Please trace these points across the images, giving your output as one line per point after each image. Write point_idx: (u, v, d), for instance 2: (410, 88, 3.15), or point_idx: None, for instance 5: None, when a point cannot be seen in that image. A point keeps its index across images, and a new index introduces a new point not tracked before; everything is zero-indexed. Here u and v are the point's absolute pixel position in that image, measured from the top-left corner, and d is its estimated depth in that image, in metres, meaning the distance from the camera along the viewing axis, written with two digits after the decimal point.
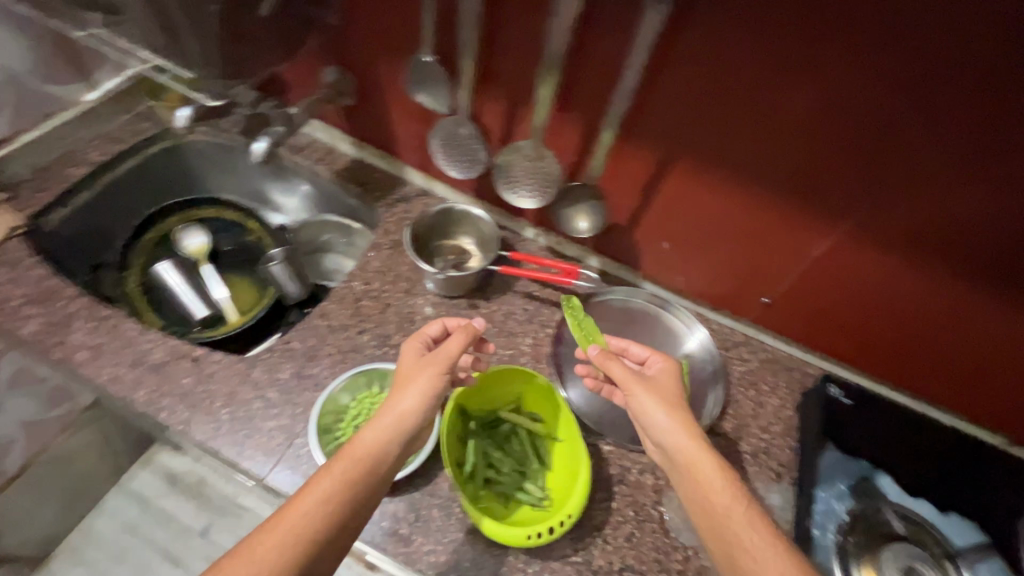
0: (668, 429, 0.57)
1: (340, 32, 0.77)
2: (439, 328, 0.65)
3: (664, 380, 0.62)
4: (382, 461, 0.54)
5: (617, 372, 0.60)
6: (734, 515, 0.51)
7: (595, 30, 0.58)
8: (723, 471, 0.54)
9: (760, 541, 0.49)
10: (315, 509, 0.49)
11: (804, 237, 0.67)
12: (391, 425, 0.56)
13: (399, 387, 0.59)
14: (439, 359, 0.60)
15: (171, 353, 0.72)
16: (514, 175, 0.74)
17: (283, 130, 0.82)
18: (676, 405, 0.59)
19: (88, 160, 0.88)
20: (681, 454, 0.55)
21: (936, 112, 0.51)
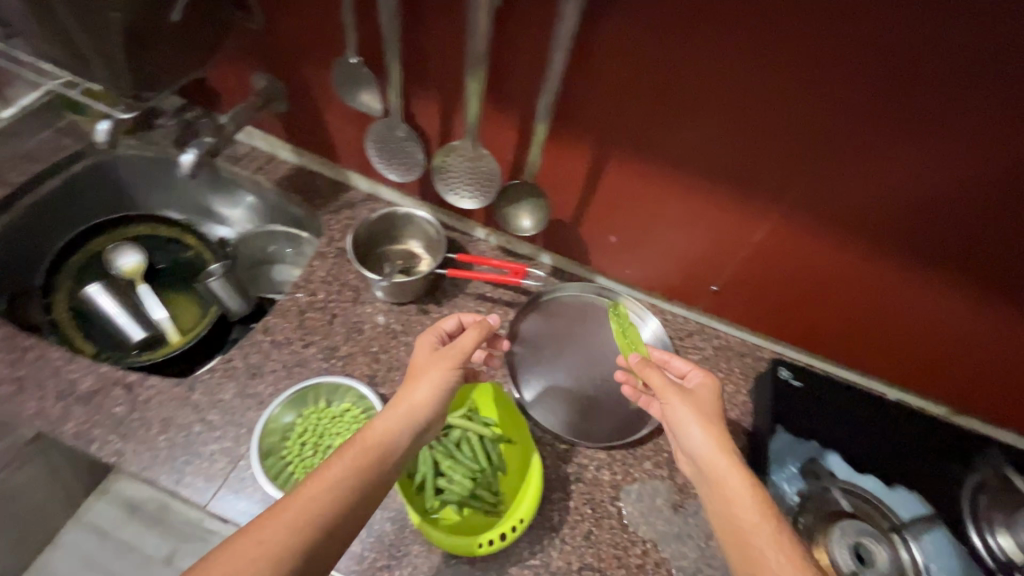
0: (702, 443, 0.55)
1: (265, 36, 0.74)
2: (454, 323, 0.66)
3: (704, 394, 0.60)
4: (394, 451, 0.53)
5: (657, 381, 0.60)
6: (762, 534, 0.49)
7: (517, 25, 0.57)
8: (757, 490, 0.52)
9: (783, 560, 0.47)
10: (324, 494, 0.47)
11: (745, 224, 0.68)
12: (403, 414, 0.55)
13: (412, 377, 0.59)
14: (452, 354, 0.60)
15: (101, 381, 0.69)
16: (450, 174, 0.73)
17: (213, 141, 0.78)
18: (714, 420, 0.57)
19: (6, 182, 0.84)
20: (712, 467, 0.54)
21: (861, 97, 0.52)
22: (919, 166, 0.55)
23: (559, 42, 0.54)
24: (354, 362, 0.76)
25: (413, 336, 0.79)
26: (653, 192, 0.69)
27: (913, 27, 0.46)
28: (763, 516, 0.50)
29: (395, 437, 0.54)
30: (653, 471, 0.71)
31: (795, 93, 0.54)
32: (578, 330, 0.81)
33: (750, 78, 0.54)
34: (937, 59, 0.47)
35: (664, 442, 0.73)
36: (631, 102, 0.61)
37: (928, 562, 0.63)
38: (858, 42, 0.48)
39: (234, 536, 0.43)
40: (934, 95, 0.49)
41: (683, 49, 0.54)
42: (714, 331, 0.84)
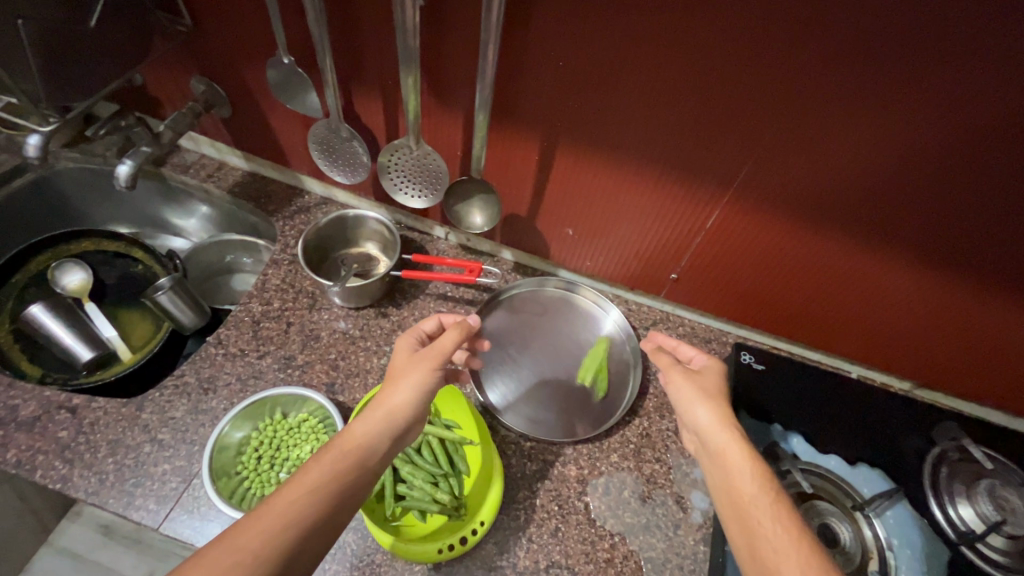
0: (708, 421, 0.54)
1: (197, 40, 0.71)
2: (434, 323, 0.64)
3: (710, 376, 0.59)
4: (373, 458, 0.50)
5: (664, 362, 0.61)
6: (766, 507, 0.47)
7: (448, 16, 0.55)
8: (761, 466, 0.50)
9: (780, 530, 0.45)
10: (304, 500, 0.44)
11: (696, 213, 0.68)
12: (381, 418, 0.52)
13: (390, 381, 0.55)
14: (433, 353, 0.57)
15: (44, 406, 0.66)
16: (395, 171, 0.72)
17: (151, 150, 0.75)
18: (719, 399, 0.56)
19: None
20: (716, 442, 0.53)
21: (798, 82, 0.51)
22: (868, 149, 0.54)
23: (488, 33, 0.52)
24: (311, 370, 0.74)
25: (373, 341, 0.77)
26: (607, 184, 0.69)
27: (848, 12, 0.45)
28: (766, 489, 0.49)
29: (376, 442, 0.51)
30: (620, 463, 0.70)
31: (738, 81, 0.53)
32: (540, 324, 0.81)
33: (694, 65, 0.53)
34: (879, 41, 0.46)
35: (630, 433, 0.73)
36: (573, 93, 0.59)
37: (890, 537, 0.63)
38: (798, 27, 0.47)
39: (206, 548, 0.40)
40: (876, 79, 0.49)
41: (623, 38, 0.53)
42: (679, 318, 0.85)
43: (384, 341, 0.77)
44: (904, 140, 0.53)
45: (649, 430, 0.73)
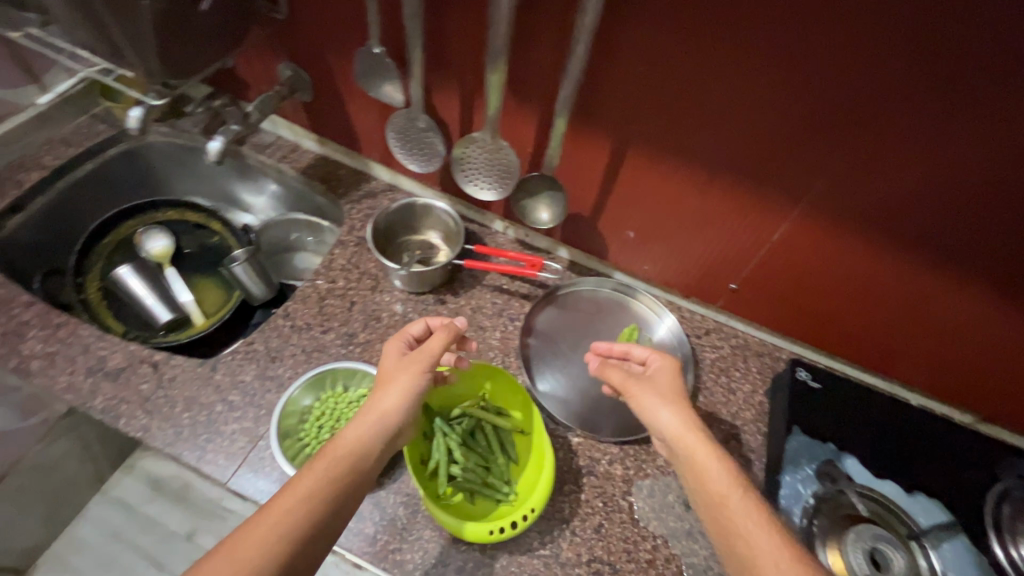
0: (673, 423, 0.57)
1: (291, 27, 0.75)
2: (422, 327, 0.64)
3: (666, 378, 0.60)
4: (367, 459, 0.53)
5: (617, 378, 0.61)
6: (745, 507, 0.50)
7: (540, 17, 0.57)
8: (732, 467, 0.53)
9: (756, 524, 0.49)
10: (301, 506, 0.47)
11: (763, 225, 0.67)
12: (375, 420, 0.55)
13: (381, 385, 0.58)
14: (421, 358, 0.59)
15: (129, 359, 0.71)
16: (470, 166, 0.74)
17: (239, 129, 0.80)
18: (678, 399, 0.59)
19: (42, 165, 0.88)
20: (684, 442, 0.55)
21: (883, 96, 0.51)
22: (953, 170, 0.53)
23: (580, 35, 0.53)
24: (371, 348, 0.77)
25: None
26: (673, 189, 0.69)
27: (947, 27, 0.45)
28: (742, 491, 0.51)
29: (369, 444, 0.54)
30: (665, 468, 0.71)
31: (823, 91, 0.52)
32: (594, 323, 0.82)
33: (778, 74, 0.53)
34: (977, 58, 0.45)
35: None
36: (650, 98, 0.60)
37: (947, 570, 0.61)
38: (891, 40, 0.47)
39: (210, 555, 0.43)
40: (969, 97, 0.48)
41: (709, 44, 0.53)
42: (732, 329, 0.84)
43: None
44: (993, 161, 0.51)
45: None
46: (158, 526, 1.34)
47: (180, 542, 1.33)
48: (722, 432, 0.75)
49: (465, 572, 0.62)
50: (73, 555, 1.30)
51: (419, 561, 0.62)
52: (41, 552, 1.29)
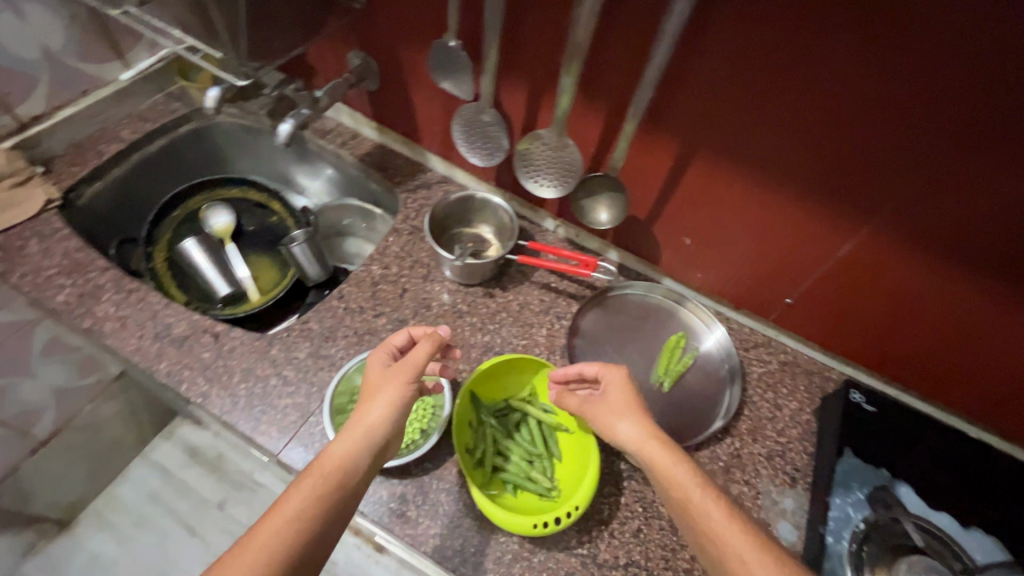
0: (632, 435, 0.57)
1: (367, 18, 0.77)
2: (404, 337, 0.64)
3: (618, 391, 0.60)
4: (354, 472, 0.53)
5: (575, 406, 0.64)
6: (707, 508, 0.51)
7: (622, 19, 0.57)
8: (693, 469, 0.54)
9: (730, 525, 0.50)
10: (287, 528, 0.48)
11: (827, 240, 0.66)
12: (361, 433, 0.55)
13: (366, 399, 0.58)
14: (405, 368, 0.59)
15: (192, 327, 0.74)
16: (533, 162, 0.74)
17: (308, 112, 0.82)
18: (636, 409, 0.59)
19: (120, 138, 0.92)
20: (644, 450, 0.56)
21: (969, 114, 0.49)
22: None
23: (663, 39, 0.54)
24: None
25: (478, 317, 0.81)
26: (735, 199, 0.68)
27: None
28: (705, 494, 0.52)
29: (356, 457, 0.54)
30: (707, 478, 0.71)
31: (908, 106, 0.51)
32: (641, 328, 0.82)
33: (860, 86, 0.52)
34: None
35: (720, 451, 0.73)
36: (723, 104, 0.59)
37: None
38: (985, 57, 0.45)
39: None
40: None
41: (790, 53, 0.52)
42: (781, 345, 0.83)
43: (488, 320, 0.81)
44: None
45: (739, 452, 0.73)
46: (192, 492, 1.37)
47: (211, 510, 1.36)
48: (767, 448, 0.74)
49: (503, 562, 0.62)
50: (111, 512, 1.34)
51: (459, 547, 0.63)
52: (82, 508, 1.33)
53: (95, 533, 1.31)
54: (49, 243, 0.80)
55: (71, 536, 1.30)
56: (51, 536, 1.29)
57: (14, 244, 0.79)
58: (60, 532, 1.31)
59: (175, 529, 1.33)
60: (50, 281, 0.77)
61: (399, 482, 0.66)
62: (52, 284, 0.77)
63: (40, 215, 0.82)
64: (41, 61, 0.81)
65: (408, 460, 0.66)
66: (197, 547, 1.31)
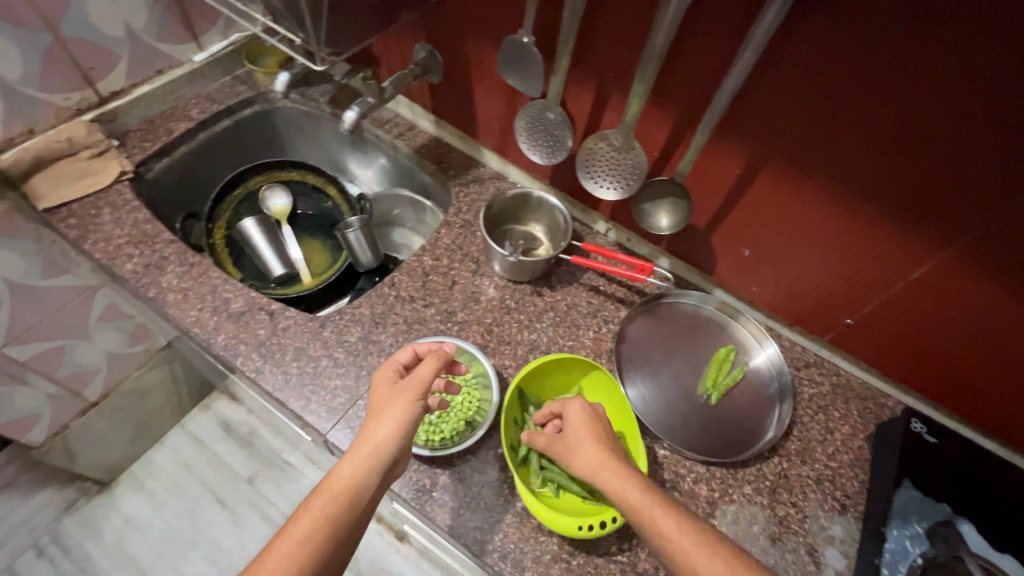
0: (591, 461, 0.56)
1: (438, 12, 0.78)
2: (409, 354, 0.63)
3: (577, 419, 0.60)
4: (362, 494, 0.52)
5: (541, 442, 0.62)
6: (669, 527, 0.50)
7: (704, 23, 0.56)
8: (651, 490, 0.53)
9: (699, 547, 0.48)
10: (293, 554, 0.48)
11: (897, 261, 0.63)
12: (368, 455, 0.54)
13: (373, 417, 0.57)
14: (412, 386, 0.58)
15: (249, 304, 0.76)
16: (595, 162, 0.74)
17: (373, 101, 0.83)
18: (596, 436, 0.58)
19: (189, 117, 0.95)
20: (603, 472, 0.55)
21: None
22: None
23: (749, 45, 0.53)
24: (468, 329, 0.78)
25: (525, 315, 0.81)
26: (804, 213, 0.66)
27: None
28: (668, 512, 0.51)
29: (362, 479, 0.53)
30: (753, 496, 0.69)
31: (1006, 130, 0.48)
32: (690, 337, 0.81)
33: (955, 105, 0.49)
34: None
35: (767, 470, 0.71)
36: (801, 115, 0.58)
37: None
38: None
39: None
40: None
41: (879, 66, 0.50)
42: (834, 366, 0.80)
43: (535, 318, 0.80)
44: None
45: (787, 472, 0.71)
46: (224, 465, 1.41)
47: (241, 485, 1.39)
48: (815, 471, 0.72)
49: (542, 562, 0.62)
50: (147, 477, 1.39)
51: (498, 543, 0.63)
52: (121, 471, 1.38)
53: (132, 496, 1.36)
54: (121, 214, 0.84)
55: (109, 496, 1.36)
56: (91, 495, 1.35)
57: (89, 213, 0.84)
58: (99, 492, 1.36)
59: (206, 500, 1.36)
60: (120, 250, 0.80)
61: (441, 473, 0.66)
62: (122, 253, 0.80)
63: (112, 186, 0.86)
64: (124, 40, 0.84)
65: (453, 451, 0.66)
66: (225, 520, 1.34)
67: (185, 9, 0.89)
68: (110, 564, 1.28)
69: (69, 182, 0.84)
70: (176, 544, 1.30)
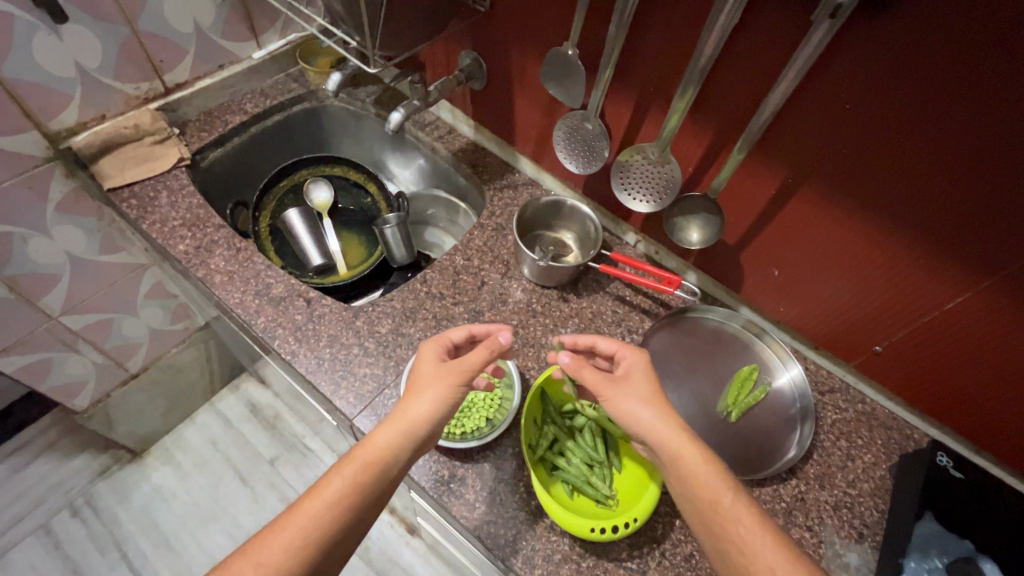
0: (651, 423, 0.56)
1: (486, 22, 0.81)
2: (462, 334, 0.66)
3: (639, 371, 0.61)
4: (395, 465, 0.54)
5: (591, 377, 0.60)
6: (737, 512, 0.51)
7: (748, 43, 0.58)
8: (724, 475, 0.54)
9: (769, 542, 0.49)
10: (323, 512, 0.50)
11: (932, 291, 0.62)
12: (404, 429, 0.56)
13: (415, 392, 0.59)
14: (459, 370, 0.59)
15: (289, 290, 0.80)
16: (630, 174, 0.75)
17: (418, 104, 0.87)
18: (659, 398, 0.59)
19: (244, 110, 1.01)
20: (666, 441, 0.55)
21: None
22: None
23: (793, 66, 0.54)
24: None
25: (551, 319, 0.82)
26: (838, 236, 0.66)
27: None
28: (734, 496, 0.52)
29: (398, 450, 0.55)
30: (768, 516, 0.69)
31: None
32: (713, 354, 0.81)
33: (1000, 137, 0.49)
34: None
35: (783, 491, 0.71)
36: (841, 138, 0.58)
37: None
38: None
39: (234, 558, 0.48)
40: None
41: (922, 95, 0.51)
42: (859, 394, 0.80)
43: (560, 323, 0.82)
44: None
45: (804, 495, 0.71)
46: (249, 445, 1.47)
47: (263, 465, 1.44)
48: (834, 496, 0.71)
49: (552, 561, 0.63)
50: (176, 451, 1.45)
51: (510, 538, 0.64)
52: (153, 442, 1.45)
53: (161, 467, 1.42)
54: (177, 198, 0.89)
55: (140, 465, 1.42)
56: (124, 462, 1.41)
57: (148, 195, 0.89)
58: (131, 460, 1.42)
59: (230, 476, 1.42)
60: (174, 232, 0.86)
61: (460, 466, 0.69)
62: (175, 234, 0.85)
63: (171, 171, 0.92)
64: (192, 36, 0.90)
65: (472, 445, 0.69)
66: (246, 497, 1.39)
67: (249, 9, 0.94)
68: (136, 529, 1.33)
69: (132, 166, 0.90)
70: (198, 516, 1.35)
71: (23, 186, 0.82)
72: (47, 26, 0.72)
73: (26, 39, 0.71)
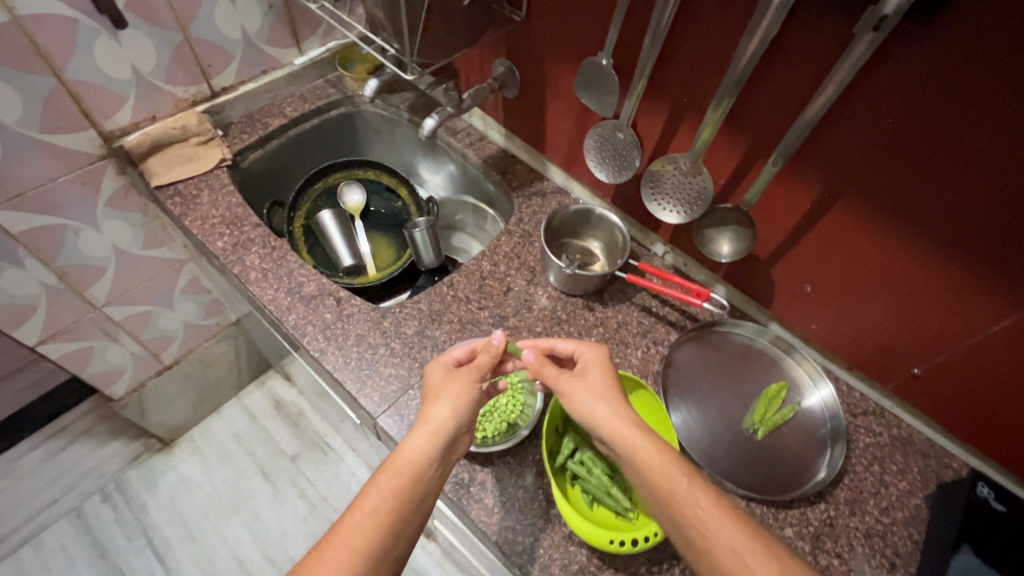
0: (606, 417, 0.57)
1: (521, 31, 0.82)
2: (464, 350, 0.66)
3: (595, 367, 0.62)
4: (428, 469, 0.55)
5: (548, 373, 0.63)
6: (694, 496, 0.50)
7: (785, 57, 0.58)
8: (680, 462, 0.53)
9: (733, 529, 0.48)
10: (365, 524, 0.49)
11: (973, 312, 0.60)
12: (429, 431, 0.57)
13: (431, 399, 0.61)
14: (469, 371, 0.63)
15: (320, 289, 0.82)
16: (661, 184, 0.75)
17: (450, 110, 0.88)
18: (616, 394, 0.59)
19: (283, 114, 1.04)
20: (622, 441, 0.55)
21: None
22: None
23: (829, 82, 0.53)
24: (519, 334, 0.81)
25: (575, 328, 0.82)
26: (875, 253, 0.64)
27: None
28: (691, 483, 0.51)
29: (429, 455, 0.56)
30: (794, 540, 0.67)
31: None
32: (741, 370, 0.79)
33: None
34: None
35: (811, 514, 0.69)
36: (880, 152, 0.57)
37: None
38: None
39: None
40: None
41: (964, 111, 0.49)
42: (895, 419, 0.77)
43: (584, 332, 0.81)
44: None
45: (833, 521, 0.68)
46: (272, 441, 1.49)
47: (285, 461, 1.46)
48: (865, 523, 0.68)
49: (569, 571, 0.62)
50: (203, 442, 1.49)
51: (527, 544, 0.64)
52: (181, 433, 1.49)
53: (188, 457, 1.46)
54: (218, 197, 0.93)
55: (169, 455, 1.46)
56: (153, 451, 1.46)
57: (191, 193, 0.93)
58: (161, 450, 1.47)
59: (252, 470, 1.45)
60: (213, 229, 0.89)
61: (480, 469, 0.69)
62: (215, 231, 0.89)
63: (213, 171, 0.96)
64: (239, 42, 0.93)
65: (495, 450, 0.69)
66: (267, 492, 1.41)
67: (293, 17, 0.98)
68: (161, 517, 1.37)
69: (178, 164, 0.93)
70: (220, 508, 1.38)
71: (77, 181, 0.87)
72: (107, 31, 0.77)
73: (88, 43, 0.76)
